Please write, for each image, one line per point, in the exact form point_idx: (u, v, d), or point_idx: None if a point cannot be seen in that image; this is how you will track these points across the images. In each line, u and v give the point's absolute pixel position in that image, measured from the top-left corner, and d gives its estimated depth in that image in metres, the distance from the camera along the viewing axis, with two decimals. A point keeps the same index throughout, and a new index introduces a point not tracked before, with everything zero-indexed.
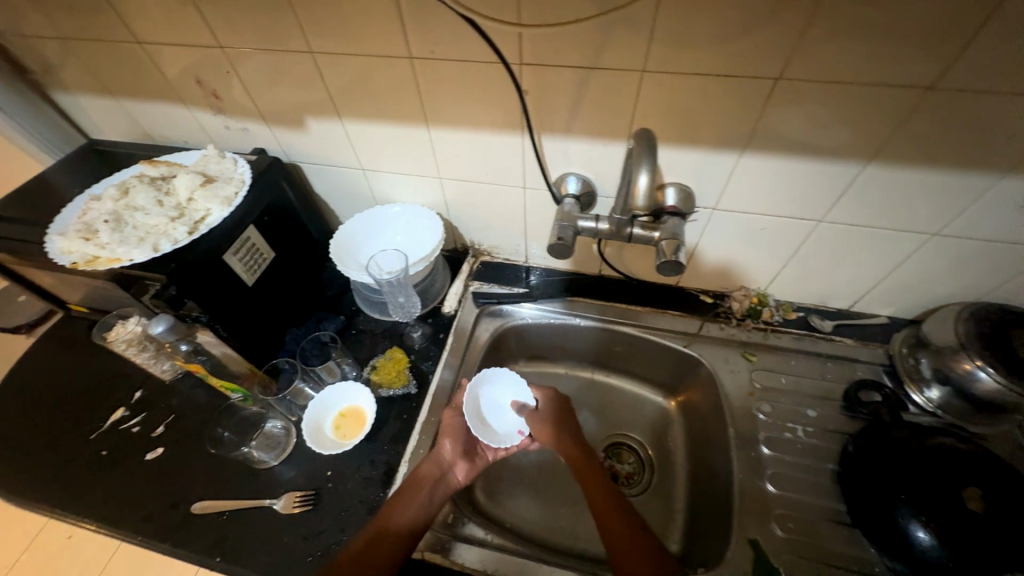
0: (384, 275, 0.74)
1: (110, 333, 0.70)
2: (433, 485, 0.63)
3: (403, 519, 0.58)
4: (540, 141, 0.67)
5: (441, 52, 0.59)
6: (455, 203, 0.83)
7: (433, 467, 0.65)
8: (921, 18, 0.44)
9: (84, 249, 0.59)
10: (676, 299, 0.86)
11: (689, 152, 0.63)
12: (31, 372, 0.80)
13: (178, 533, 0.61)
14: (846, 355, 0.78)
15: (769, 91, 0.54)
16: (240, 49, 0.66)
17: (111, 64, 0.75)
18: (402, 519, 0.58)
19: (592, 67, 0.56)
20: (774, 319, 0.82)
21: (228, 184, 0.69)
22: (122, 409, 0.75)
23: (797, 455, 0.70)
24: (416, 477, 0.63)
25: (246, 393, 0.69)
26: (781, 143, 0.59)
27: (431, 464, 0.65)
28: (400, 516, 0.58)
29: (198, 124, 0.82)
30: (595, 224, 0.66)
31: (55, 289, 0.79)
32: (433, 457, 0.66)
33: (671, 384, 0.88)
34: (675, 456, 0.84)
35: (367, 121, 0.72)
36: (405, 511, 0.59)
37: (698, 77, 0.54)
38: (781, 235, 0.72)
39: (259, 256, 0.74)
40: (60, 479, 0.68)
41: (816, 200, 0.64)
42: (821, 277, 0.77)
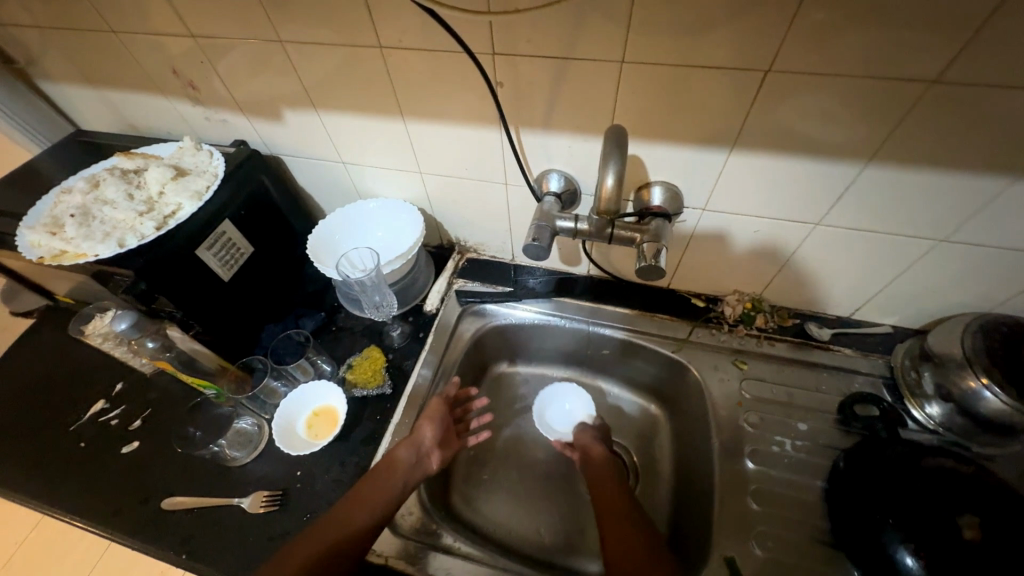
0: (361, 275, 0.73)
1: (88, 327, 0.70)
2: (407, 468, 0.61)
3: (359, 519, 0.56)
4: (519, 137, 0.64)
5: (411, 42, 0.56)
6: (437, 199, 0.81)
7: (409, 452, 0.63)
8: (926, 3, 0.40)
9: (51, 244, 0.59)
10: (666, 302, 0.83)
11: (675, 149, 0.59)
12: (18, 361, 0.81)
13: (147, 528, 0.61)
14: (843, 366, 0.73)
15: (758, 84, 0.49)
16: (212, 39, 0.65)
17: (89, 53, 0.74)
18: (356, 519, 0.56)
19: (568, 58, 0.52)
20: (769, 325, 0.78)
21: (201, 177, 0.68)
22: (101, 401, 0.75)
23: (785, 470, 0.67)
24: (389, 462, 0.61)
25: (218, 389, 0.68)
26: (773, 140, 0.55)
27: (411, 446, 0.64)
28: (356, 516, 0.56)
29: (180, 115, 0.81)
30: (574, 224, 0.63)
31: (39, 280, 0.80)
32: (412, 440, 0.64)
33: (658, 389, 0.85)
34: (660, 464, 0.82)
35: (343, 114, 0.70)
36: (362, 508, 0.57)
37: (681, 69, 0.50)
38: (776, 238, 0.67)
39: (235, 251, 0.72)
40: (37, 469, 0.69)
41: (813, 201, 0.60)
42: (819, 283, 0.73)
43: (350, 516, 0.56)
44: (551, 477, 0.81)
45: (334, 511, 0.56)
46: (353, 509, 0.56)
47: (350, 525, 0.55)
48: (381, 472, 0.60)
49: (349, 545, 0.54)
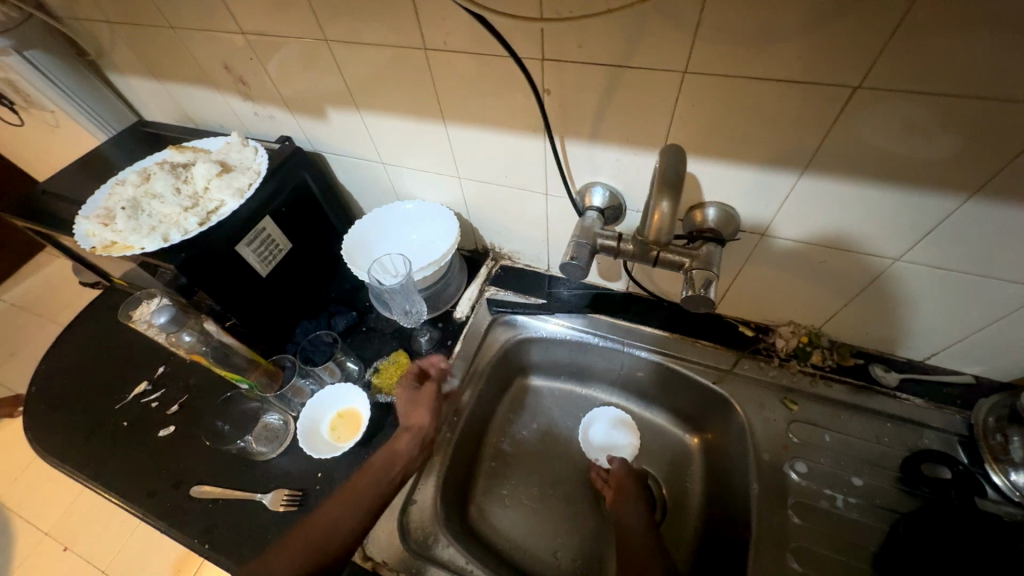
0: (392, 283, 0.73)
1: (134, 313, 0.72)
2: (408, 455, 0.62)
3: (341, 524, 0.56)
4: (564, 146, 0.60)
5: (456, 44, 0.53)
6: (474, 204, 0.78)
7: (409, 444, 0.63)
8: None
9: (103, 235, 0.61)
10: (711, 328, 0.77)
11: (735, 168, 0.54)
12: (76, 337, 0.87)
13: (175, 513, 0.63)
14: (912, 418, 0.65)
15: (841, 103, 0.43)
16: (261, 37, 0.65)
17: (150, 47, 0.76)
18: (336, 523, 0.56)
19: (622, 67, 0.48)
20: (827, 363, 0.71)
21: (244, 174, 0.69)
22: (145, 382, 0.79)
23: (834, 528, 0.60)
24: (387, 454, 0.62)
25: (251, 384, 0.70)
26: (853, 164, 0.48)
27: (409, 434, 0.64)
28: (339, 519, 0.56)
29: (230, 110, 0.83)
30: (616, 243, 0.59)
31: (98, 262, 0.85)
32: (409, 430, 0.64)
33: (694, 419, 0.79)
34: (689, 499, 0.76)
35: (385, 114, 0.68)
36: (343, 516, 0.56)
37: (751, 82, 0.45)
38: (845, 270, 0.60)
39: (274, 247, 0.73)
40: (84, 443, 0.73)
41: (893, 235, 0.53)
42: (890, 323, 0.65)
43: (333, 522, 0.56)
44: (572, 501, 0.78)
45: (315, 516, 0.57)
46: (334, 511, 0.57)
47: (332, 530, 0.55)
48: (368, 471, 0.60)
49: (328, 550, 0.53)
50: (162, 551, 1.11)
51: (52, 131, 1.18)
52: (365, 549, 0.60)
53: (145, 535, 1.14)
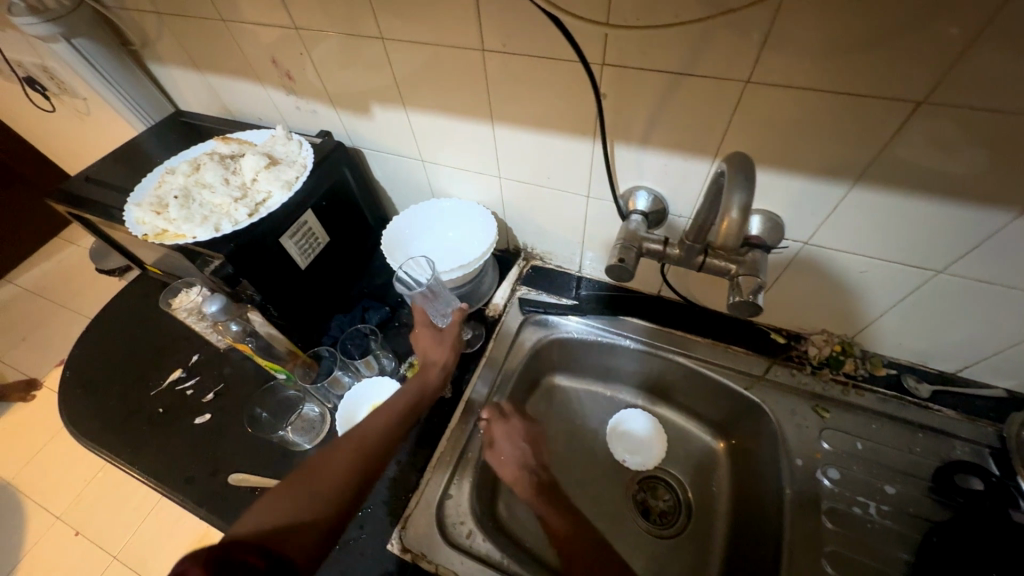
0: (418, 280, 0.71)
1: (175, 301, 0.75)
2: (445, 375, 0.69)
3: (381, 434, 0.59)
4: (612, 150, 0.61)
5: (514, 46, 0.54)
6: (512, 204, 0.79)
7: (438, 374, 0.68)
8: None
9: (155, 222, 0.62)
10: (742, 334, 0.78)
11: (784, 177, 0.55)
12: (109, 323, 0.87)
13: (214, 500, 0.64)
14: (944, 429, 0.66)
15: (903, 119, 0.44)
16: (313, 32, 0.65)
17: (196, 39, 0.77)
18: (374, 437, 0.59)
19: (684, 74, 0.49)
20: (858, 373, 0.72)
21: (291, 167, 0.70)
22: (179, 370, 0.80)
23: (866, 536, 0.61)
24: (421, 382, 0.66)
25: (288, 374, 0.71)
26: (907, 178, 0.49)
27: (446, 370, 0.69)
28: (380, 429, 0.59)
29: (272, 103, 0.83)
30: (662, 247, 0.60)
31: (134, 249, 0.85)
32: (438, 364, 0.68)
33: (722, 424, 0.80)
34: (716, 503, 0.77)
35: (430, 112, 0.69)
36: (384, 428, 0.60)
37: (811, 93, 0.45)
38: (885, 281, 0.61)
39: (314, 240, 0.74)
40: (122, 426, 0.73)
41: (939, 249, 0.54)
42: (925, 334, 0.65)
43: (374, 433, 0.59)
44: (599, 500, 0.79)
45: (354, 431, 0.58)
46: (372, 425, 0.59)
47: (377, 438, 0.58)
48: (401, 392, 0.65)
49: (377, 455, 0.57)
50: (174, 538, 1.09)
51: (83, 118, 1.19)
52: (402, 542, 0.61)
53: (159, 522, 1.12)
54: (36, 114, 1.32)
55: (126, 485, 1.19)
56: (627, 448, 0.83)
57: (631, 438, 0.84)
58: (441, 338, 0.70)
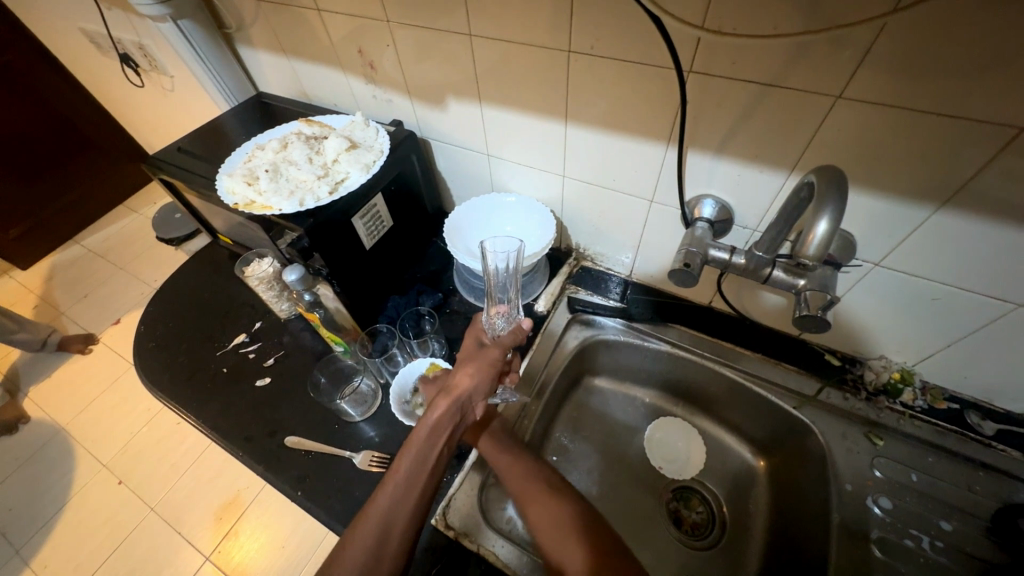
0: (495, 264, 0.68)
1: (247, 269, 0.80)
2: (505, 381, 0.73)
3: (397, 515, 0.55)
4: (684, 156, 0.61)
5: (603, 48, 0.56)
6: (571, 203, 0.81)
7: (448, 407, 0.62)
8: None
9: (246, 193, 0.67)
10: (794, 352, 0.77)
11: (862, 194, 0.54)
12: (183, 286, 0.94)
13: (271, 459, 0.68)
14: (1008, 471, 0.64)
15: (1004, 143, 0.43)
16: (401, 24, 0.69)
17: (288, 26, 0.82)
18: (390, 510, 0.55)
19: (771, 85, 0.49)
20: (916, 403, 0.69)
21: (369, 151, 0.74)
22: (243, 334, 0.85)
23: (916, 570, 0.59)
24: (431, 424, 0.61)
25: (346, 346, 0.76)
26: (994, 208, 0.48)
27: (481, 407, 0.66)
28: (393, 505, 0.55)
29: (350, 90, 0.88)
30: (728, 256, 0.60)
31: (211, 219, 0.91)
32: (451, 392, 0.63)
33: (764, 442, 0.79)
34: (752, 520, 0.76)
35: (506, 107, 0.71)
36: (397, 505, 0.55)
37: (905, 113, 0.45)
38: (957, 311, 0.59)
39: (380, 223, 0.78)
40: (189, 382, 0.79)
41: (1022, 281, 0.52)
42: (993, 370, 0.63)
43: (384, 514, 0.55)
44: (632, 505, 0.79)
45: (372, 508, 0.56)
46: (383, 504, 0.55)
47: (393, 516, 0.54)
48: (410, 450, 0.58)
49: (391, 533, 0.54)
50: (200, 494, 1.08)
51: (167, 95, 1.27)
52: (445, 517, 0.63)
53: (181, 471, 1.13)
54: (126, 88, 1.42)
55: (162, 439, 1.21)
56: (663, 456, 0.83)
57: (668, 447, 0.84)
58: (475, 362, 0.66)
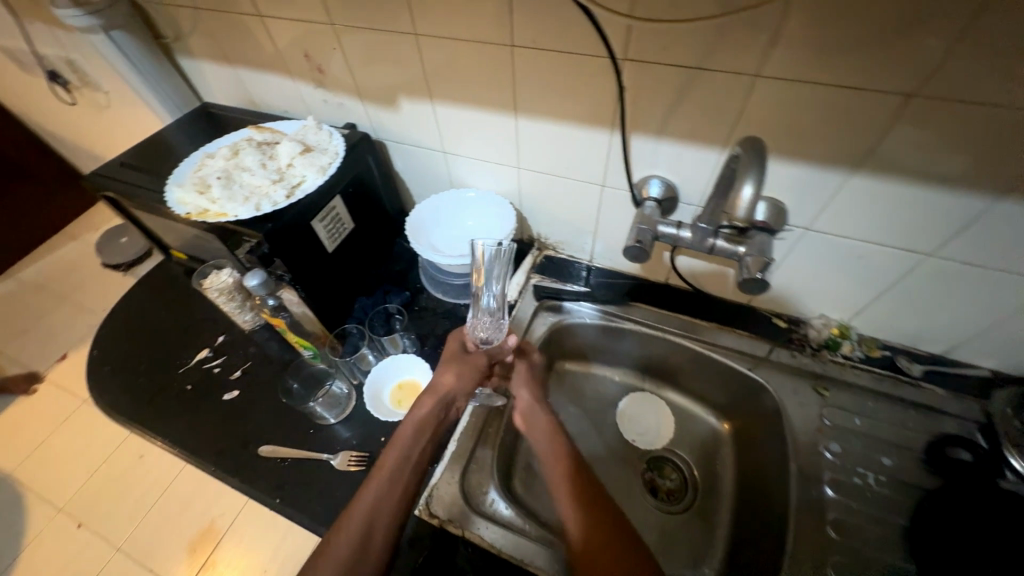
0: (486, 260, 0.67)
1: (206, 281, 0.77)
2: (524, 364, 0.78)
3: (383, 508, 0.56)
4: (628, 139, 0.65)
5: (544, 42, 0.59)
6: (529, 194, 0.84)
7: (433, 404, 0.66)
8: None
9: (198, 201, 0.67)
10: (746, 319, 0.83)
11: (787, 164, 0.59)
12: (138, 307, 0.90)
13: (247, 470, 0.67)
14: (934, 406, 0.71)
15: (897, 109, 0.49)
16: (347, 26, 0.70)
17: (230, 34, 0.81)
18: (376, 504, 0.56)
19: (698, 68, 0.54)
20: (854, 354, 0.76)
21: (324, 154, 0.74)
22: (206, 349, 0.82)
23: (865, 503, 0.65)
24: (416, 421, 0.65)
25: (315, 350, 0.75)
26: (896, 169, 0.54)
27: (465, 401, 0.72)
28: (379, 499, 0.57)
29: (300, 96, 0.87)
30: (676, 231, 0.65)
31: (162, 235, 0.88)
32: (438, 392, 0.68)
33: (726, 406, 0.84)
34: (722, 480, 0.80)
35: (458, 104, 0.73)
36: (383, 498, 0.57)
37: (814, 87, 0.50)
38: (878, 266, 0.66)
39: (341, 225, 0.78)
40: (153, 402, 0.76)
41: (927, 233, 0.59)
42: (914, 317, 0.70)
43: (371, 508, 0.56)
44: (610, 478, 0.82)
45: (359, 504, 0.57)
46: (369, 499, 0.57)
47: (378, 509, 0.56)
48: (395, 446, 0.62)
49: (378, 528, 0.55)
50: (153, 522, 0.91)
51: (102, 111, 1.21)
52: (428, 507, 0.64)
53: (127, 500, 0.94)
54: (56, 108, 1.34)
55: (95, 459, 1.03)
56: (634, 429, 0.87)
57: (637, 420, 0.88)
58: (461, 363, 0.71)
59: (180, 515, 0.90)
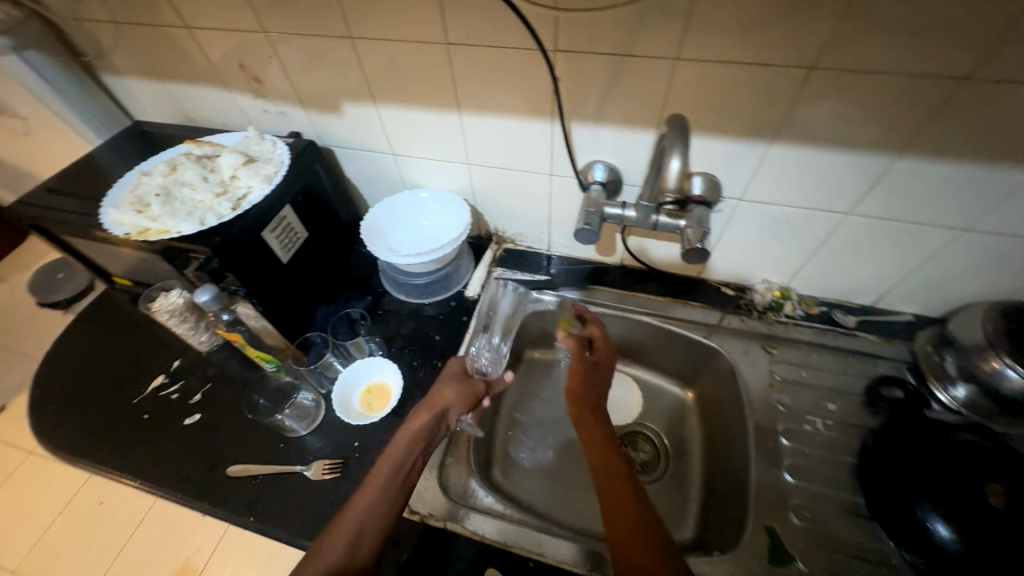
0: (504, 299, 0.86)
1: (154, 304, 0.76)
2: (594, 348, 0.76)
3: (374, 516, 0.55)
4: (569, 127, 0.68)
5: (478, 38, 0.60)
6: (482, 189, 0.85)
7: (428, 417, 0.65)
8: (949, 13, 0.45)
9: (137, 221, 0.65)
10: (698, 290, 0.87)
11: (716, 140, 0.64)
12: (82, 341, 0.86)
13: (216, 493, 0.65)
14: (869, 352, 0.78)
15: (802, 81, 0.54)
16: (281, 34, 0.69)
17: (157, 49, 0.78)
18: (366, 513, 0.55)
19: (625, 55, 0.57)
20: (796, 313, 0.82)
21: (269, 163, 0.73)
22: (162, 376, 0.79)
23: (816, 447, 0.70)
24: (411, 434, 0.63)
25: (278, 363, 0.73)
26: (809, 137, 0.59)
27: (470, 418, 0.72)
28: (369, 508, 0.55)
29: (238, 108, 0.86)
30: (622, 211, 0.68)
31: (102, 263, 0.84)
32: (434, 406, 0.66)
33: (688, 375, 0.88)
34: (690, 445, 0.84)
35: (402, 105, 0.74)
36: (375, 506, 0.56)
37: (729, 66, 0.55)
38: (808, 228, 0.72)
39: (293, 235, 0.77)
40: (108, 437, 0.73)
41: (844, 193, 0.64)
42: (844, 272, 0.77)
43: (362, 516, 0.55)
44: None
45: (349, 511, 0.55)
46: (359, 509, 0.55)
47: (369, 519, 0.54)
48: (389, 455, 0.60)
49: (367, 535, 0.53)
50: (70, 555, 0.66)
51: (21, 139, 1.14)
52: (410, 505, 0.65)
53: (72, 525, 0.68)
54: None
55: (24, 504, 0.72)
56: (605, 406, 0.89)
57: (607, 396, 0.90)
58: (461, 384, 0.71)
59: (104, 550, 0.65)
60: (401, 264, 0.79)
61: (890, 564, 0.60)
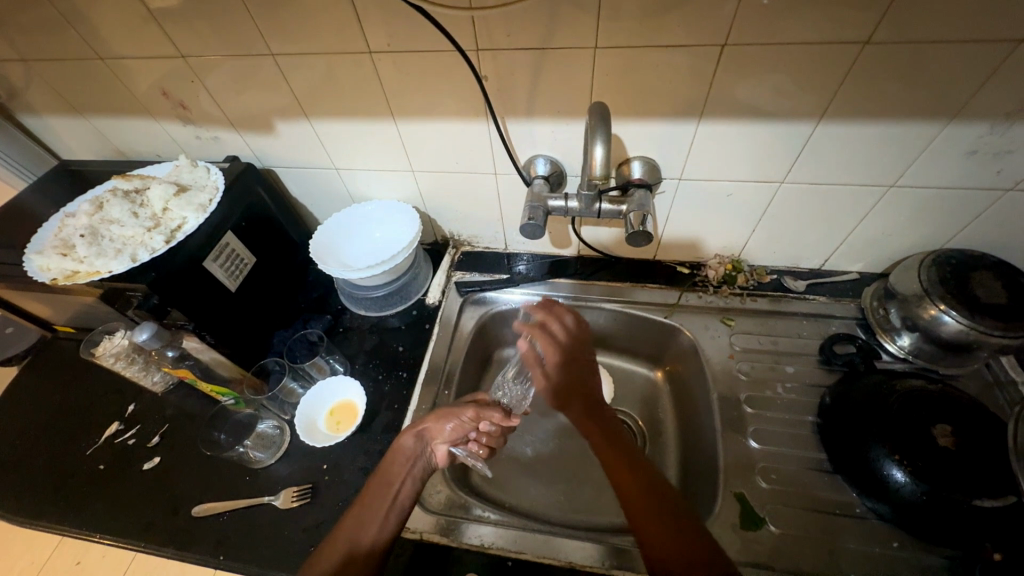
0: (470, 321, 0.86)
1: (98, 349, 0.72)
2: (572, 343, 0.72)
3: (363, 537, 0.55)
4: (505, 126, 0.68)
5: (400, 44, 0.60)
6: (430, 195, 0.85)
7: (413, 440, 0.64)
8: None
9: (63, 265, 0.63)
10: (656, 272, 0.88)
11: (649, 124, 0.65)
12: (28, 397, 0.82)
13: (181, 536, 0.63)
14: (822, 313, 0.80)
15: (717, 59, 0.55)
16: (201, 58, 0.67)
17: (73, 83, 0.75)
18: (356, 536, 0.55)
19: (545, 48, 0.58)
20: (749, 284, 0.85)
21: (202, 191, 0.71)
22: (116, 423, 0.76)
23: (779, 411, 0.72)
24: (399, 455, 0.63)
25: (237, 396, 0.72)
26: (734, 111, 0.61)
27: (484, 433, 0.70)
28: (360, 530, 0.55)
29: (170, 137, 0.83)
30: (565, 203, 0.69)
31: (39, 312, 0.80)
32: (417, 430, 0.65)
33: (655, 356, 0.90)
34: (664, 425, 0.85)
35: (335, 119, 0.73)
36: (363, 528, 0.56)
37: (646, 50, 0.56)
38: (749, 201, 0.74)
39: (239, 261, 0.75)
40: (61, 493, 0.69)
41: (777, 163, 0.66)
42: (790, 239, 0.79)
43: (351, 539, 0.55)
44: None
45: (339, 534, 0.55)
46: (351, 528, 0.56)
47: (358, 542, 0.54)
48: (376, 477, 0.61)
49: (357, 557, 0.53)
50: None
51: None
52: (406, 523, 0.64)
53: None
54: None
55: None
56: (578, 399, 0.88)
57: None
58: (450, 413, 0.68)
59: None
60: (355, 278, 0.78)
61: (856, 513, 0.63)
